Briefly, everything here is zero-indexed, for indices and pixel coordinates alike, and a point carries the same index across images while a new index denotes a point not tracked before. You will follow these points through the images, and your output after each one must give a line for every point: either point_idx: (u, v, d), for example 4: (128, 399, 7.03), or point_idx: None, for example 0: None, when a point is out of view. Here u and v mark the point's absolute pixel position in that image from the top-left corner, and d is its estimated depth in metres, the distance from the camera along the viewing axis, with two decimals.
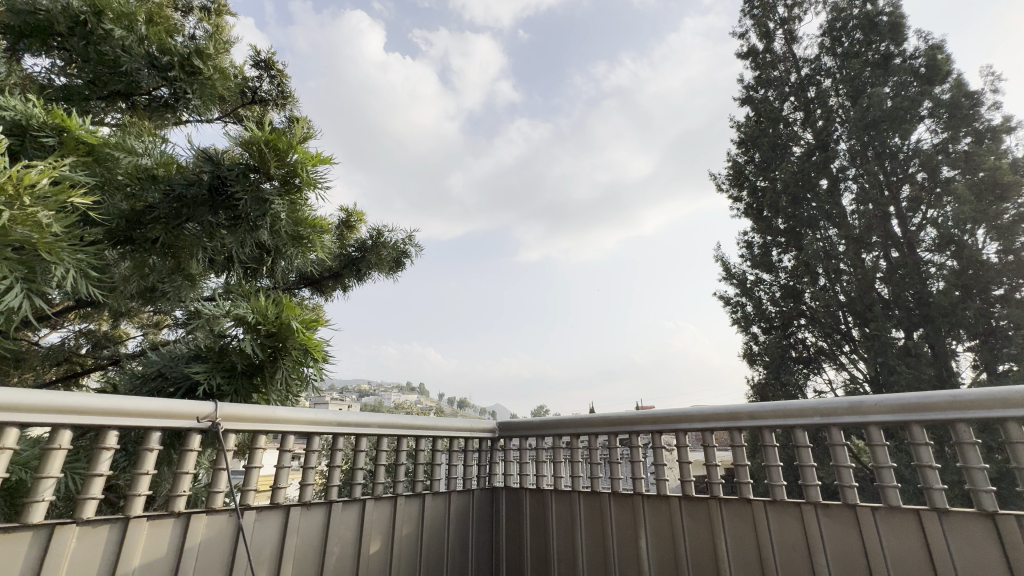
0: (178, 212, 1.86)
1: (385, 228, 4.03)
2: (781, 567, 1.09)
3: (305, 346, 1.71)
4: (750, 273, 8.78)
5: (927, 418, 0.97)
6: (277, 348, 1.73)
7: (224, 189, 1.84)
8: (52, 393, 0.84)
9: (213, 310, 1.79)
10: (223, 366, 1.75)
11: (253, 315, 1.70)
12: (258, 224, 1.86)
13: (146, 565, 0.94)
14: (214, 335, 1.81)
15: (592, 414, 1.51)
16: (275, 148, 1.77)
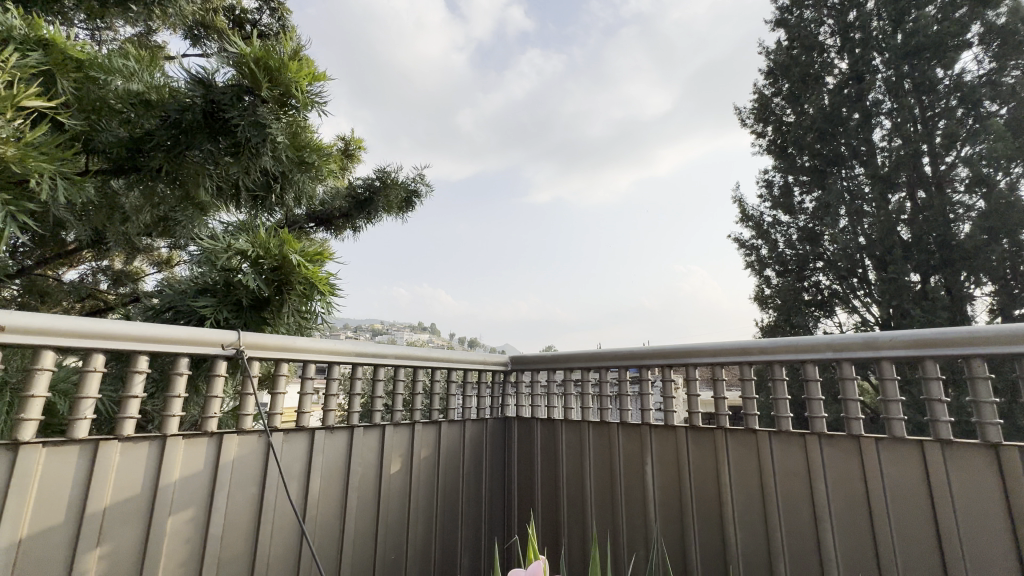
0: (177, 139, 1.84)
1: (391, 168, 3.97)
2: (781, 492, 1.14)
3: (311, 281, 1.75)
4: (768, 214, 8.64)
5: (941, 354, 0.97)
6: (282, 283, 1.77)
7: (219, 115, 1.82)
8: (80, 319, 0.87)
9: (213, 245, 1.78)
10: (229, 302, 1.79)
11: (256, 249, 1.74)
12: (259, 151, 1.86)
13: (186, 479, 1.01)
14: (220, 270, 1.81)
15: (602, 348, 1.54)
16: (265, 66, 1.76)
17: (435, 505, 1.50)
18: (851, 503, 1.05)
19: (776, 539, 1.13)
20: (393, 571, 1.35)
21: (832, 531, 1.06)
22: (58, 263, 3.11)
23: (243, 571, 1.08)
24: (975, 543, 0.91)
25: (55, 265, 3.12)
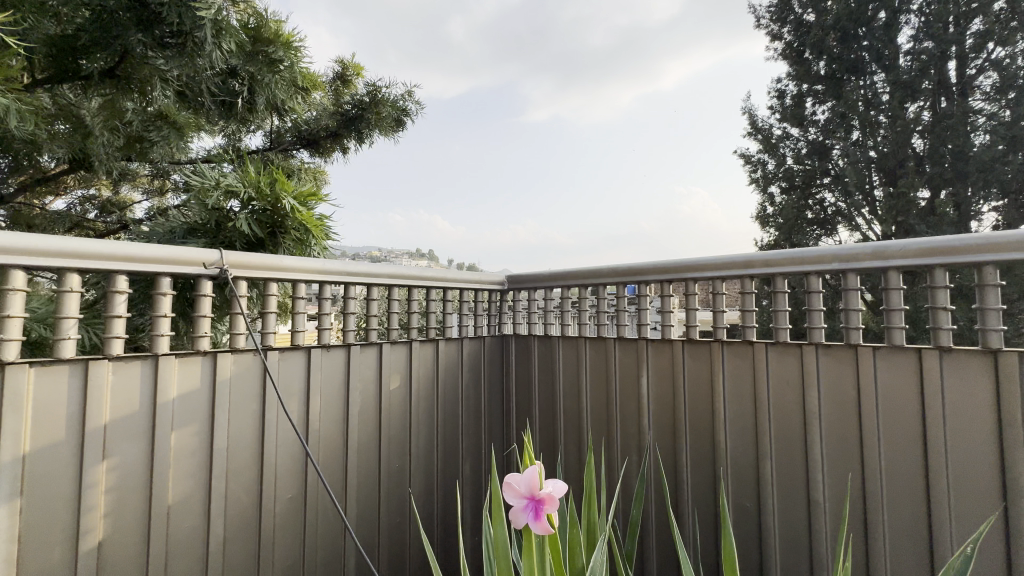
0: (105, 29, 1.66)
1: (382, 83, 3.68)
2: (774, 401, 1.16)
3: (305, 225, 1.68)
4: (778, 127, 8.21)
5: (952, 262, 0.93)
6: (275, 225, 1.68)
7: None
8: (47, 237, 0.82)
9: (201, 180, 1.63)
10: (219, 242, 1.67)
11: (251, 190, 1.62)
12: (200, 40, 1.69)
13: (184, 397, 1.02)
14: (206, 209, 1.66)
15: (600, 265, 1.50)
16: None
17: (436, 418, 1.54)
18: (843, 408, 1.07)
19: (765, 442, 1.16)
20: (398, 477, 1.42)
21: (821, 434, 1.09)
22: (42, 191, 3.01)
23: (253, 480, 1.12)
24: (960, 442, 0.93)
25: (40, 193, 3.02)
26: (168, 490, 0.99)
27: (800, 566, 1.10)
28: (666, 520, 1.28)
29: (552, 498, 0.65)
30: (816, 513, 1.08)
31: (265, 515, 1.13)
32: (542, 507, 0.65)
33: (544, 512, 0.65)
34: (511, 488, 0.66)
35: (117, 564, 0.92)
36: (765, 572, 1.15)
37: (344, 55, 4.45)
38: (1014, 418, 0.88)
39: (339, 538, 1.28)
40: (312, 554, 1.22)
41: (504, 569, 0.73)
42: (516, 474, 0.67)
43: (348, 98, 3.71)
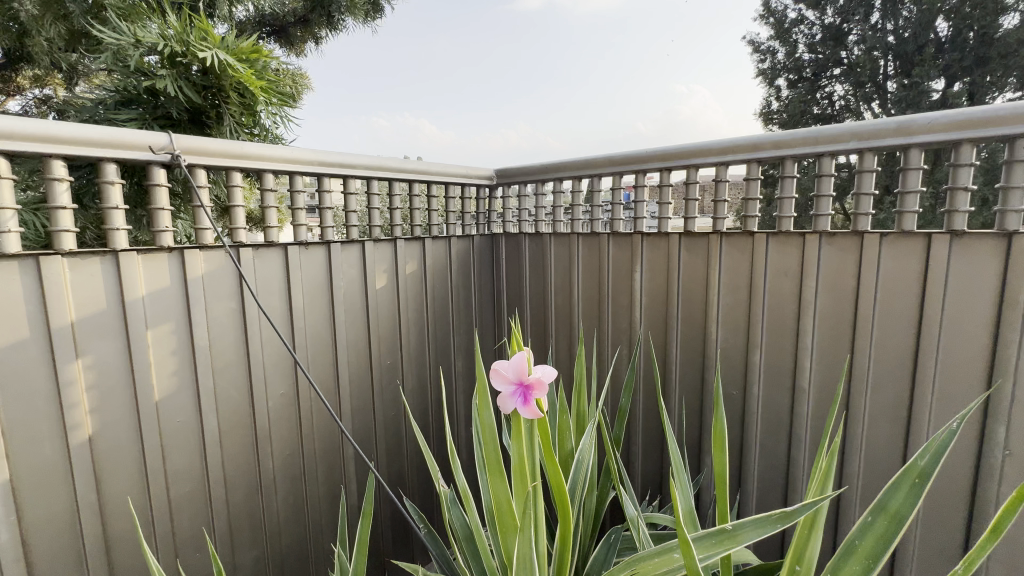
0: None
1: None
2: (769, 293, 1.13)
3: (244, 86, 1.60)
4: (792, 10, 7.51)
5: (983, 135, 0.84)
6: (212, 88, 1.60)
7: None
8: None
9: (113, 38, 1.49)
10: (157, 112, 1.61)
11: (173, 45, 1.48)
12: None
13: (155, 295, 0.96)
14: (128, 73, 1.55)
15: (595, 154, 1.38)
16: None
17: (426, 319, 1.52)
18: (840, 296, 1.04)
19: (756, 332, 1.16)
20: (390, 374, 1.44)
21: (813, 323, 1.08)
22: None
23: (241, 377, 1.11)
24: (954, 327, 0.92)
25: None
26: (154, 386, 0.97)
27: (779, 445, 1.16)
28: (653, 408, 1.32)
29: (543, 383, 0.63)
30: (800, 397, 1.11)
31: (259, 409, 1.14)
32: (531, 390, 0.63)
33: (534, 397, 0.62)
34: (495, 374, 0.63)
35: (112, 457, 0.93)
36: (745, 450, 1.21)
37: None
38: (1015, 300, 0.85)
39: (335, 433, 1.31)
40: (310, 444, 1.26)
41: (491, 451, 0.73)
42: (502, 361, 0.65)
43: None
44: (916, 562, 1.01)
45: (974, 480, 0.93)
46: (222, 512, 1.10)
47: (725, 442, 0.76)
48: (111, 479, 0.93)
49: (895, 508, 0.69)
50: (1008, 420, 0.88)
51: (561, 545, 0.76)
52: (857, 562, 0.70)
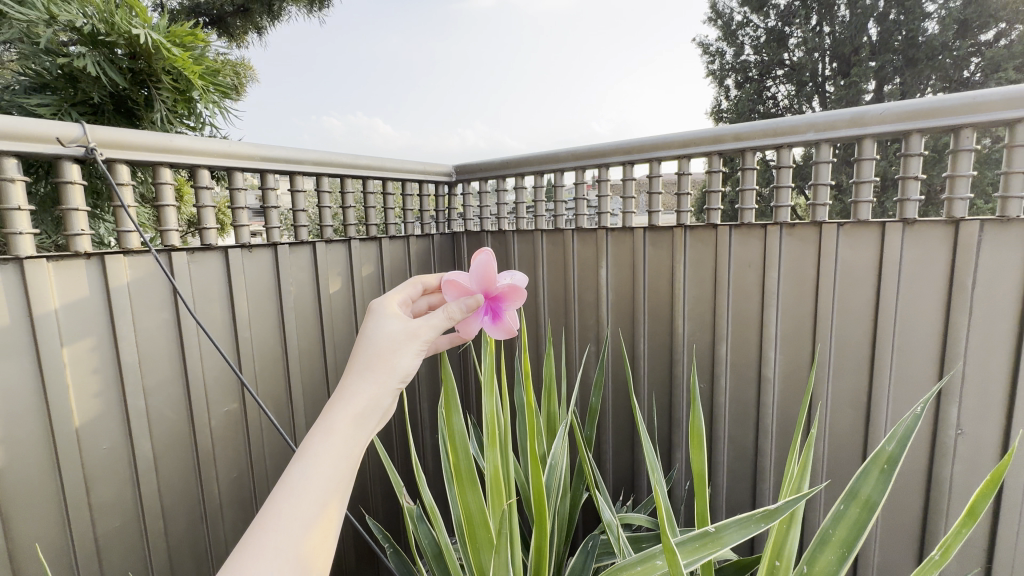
0: None
1: None
2: (733, 287, 1.14)
3: (177, 69, 1.52)
4: (738, 14, 8.20)
5: (934, 125, 0.87)
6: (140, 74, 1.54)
7: None
8: None
9: (24, 15, 1.44)
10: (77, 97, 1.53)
11: (95, 23, 1.41)
12: None
13: (70, 307, 0.85)
14: (40, 52, 1.49)
15: (557, 148, 1.34)
16: None
17: None
18: (800, 287, 1.06)
19: (722, 325, 1.16)
20: None
21: (777, 315, 1.09)
22: None
23: (177, 396, 1.01)
24: (908, 313, 0.95)
25: None
26: (72, 411, 0.86)
27: (746, 436, 1.16)
28: (623, 404, 1.31)
29: (510, 293, 0.68)
30: (766, 388, 1.12)
31: (199, 430, 1.04)
32: (502, 303, 0.68)
33: (503, 311, 0.68)
34: (456, 288, 0.69)
35: (21, 494, 0.81)
36: (714, 443, 1.21)
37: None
38: (963, 285, 0.89)
39: (287, 451, 1.22)
40: (260, 465, 1.16)
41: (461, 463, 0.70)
42: (463, 279, 0.69)
43: None
44: (879, 545, 1.04)
45: (929, 460, 0.96)
46: (160, 545, 0.99)
47: (703, 440, 0.75)
48: (20, 519, 0.81)
49: (865, 496, 0.68)
50: (960, 401, 0.91)
51: (537, 556, 0.73)
52: (832, 552, 0.69)
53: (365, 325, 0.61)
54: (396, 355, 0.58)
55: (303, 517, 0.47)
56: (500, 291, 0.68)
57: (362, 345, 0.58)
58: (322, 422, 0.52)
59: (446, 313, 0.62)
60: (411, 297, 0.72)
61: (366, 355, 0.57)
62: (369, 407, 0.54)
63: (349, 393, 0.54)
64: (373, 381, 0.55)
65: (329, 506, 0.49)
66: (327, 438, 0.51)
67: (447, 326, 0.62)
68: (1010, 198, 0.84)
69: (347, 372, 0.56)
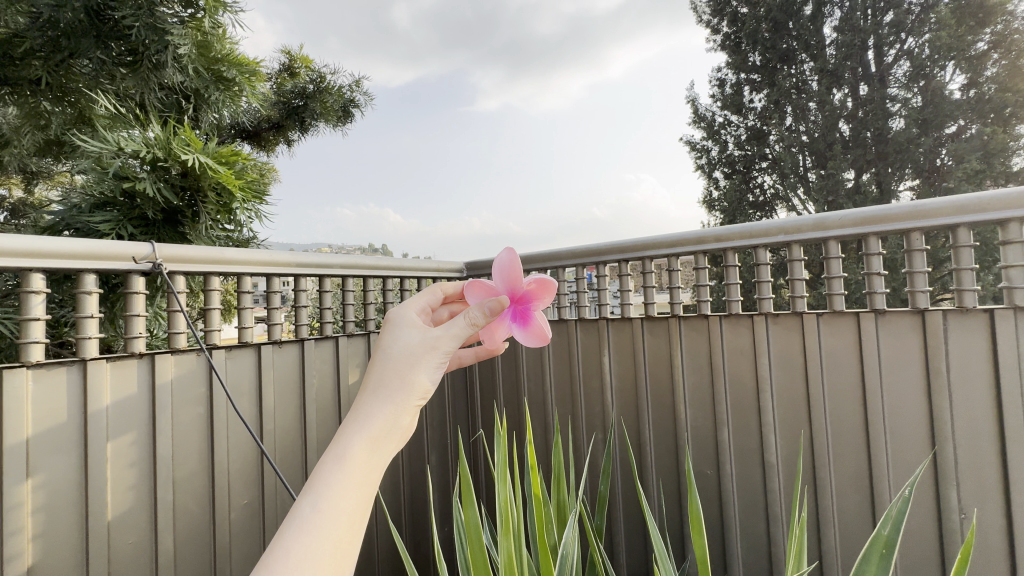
0: (56, 42, 2.22)
1: (328, 74, 3.94)
2: (729, 372, 1.21)
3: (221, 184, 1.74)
4: (719, 115, 9.01)
5: (885, 229, 1.00)
6: (191, 191, 1.76)
7: (105, 14, 2.19)
8: None
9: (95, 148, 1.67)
10: (132, 215, 1.74)
11: (157, 151, 1.66)
12: (161, 62, 2.23)
13: (120, 403, 0.94)
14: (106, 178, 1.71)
15: (559, 247, 1.50)
16: None
17: None
18: (790, 371, 1.13)
19: (722, 410, 1.21)
20: None
21: (772, 400, 1.15)
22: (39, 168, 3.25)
23: (203, 487, 1.05)
24: (893, 395, 1.01)
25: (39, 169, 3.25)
26: (107, 504, 0.90)
27: (758, 524, 1.16)
28: (632, 491, 1.32)
29: (538, 291, 0.76)
30: (771, 473, 1.14)
31: (219, 522, 1.07)
32: (533, 302, 0.77)
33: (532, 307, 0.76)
34: (490, 290, 0.75)
35: None
36: (726, 532, 1.21)
37: (290, 44, 4.01)
38: (938, 369, 0.96)
39: None
40: None
41: (477, 554, 0.73)
42: (491, 282, 0.75)
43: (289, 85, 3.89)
44: None
45: (940, 547, 0.96)
46: None
47: (702, 525, 0.78)
48: None
49: None
50: (957, 483, 0.94)
51: None
52: None
53: (381, 341, 0.60)
54: (414, 370, 0.56)
55: (314, 547, 0.42)
56: (533, 290, 0.75)
57: (379, 362, 0.56)
58: (336, 446, 0.49)
59: (468, 320, 0.61)
60: (431, 304, 0.75)
61: (382, 372, 0.55)
62: (388, 424, 0.52)
63: (365, 413, 0.51)
64: (390, 400, 0.53)
65: (343, 536, 0.44)
66: (342, 462, 0.47)
67: (469, 334, 0.62)
68: (964, 290, 0.95)
69: (364, 391, 0.54)
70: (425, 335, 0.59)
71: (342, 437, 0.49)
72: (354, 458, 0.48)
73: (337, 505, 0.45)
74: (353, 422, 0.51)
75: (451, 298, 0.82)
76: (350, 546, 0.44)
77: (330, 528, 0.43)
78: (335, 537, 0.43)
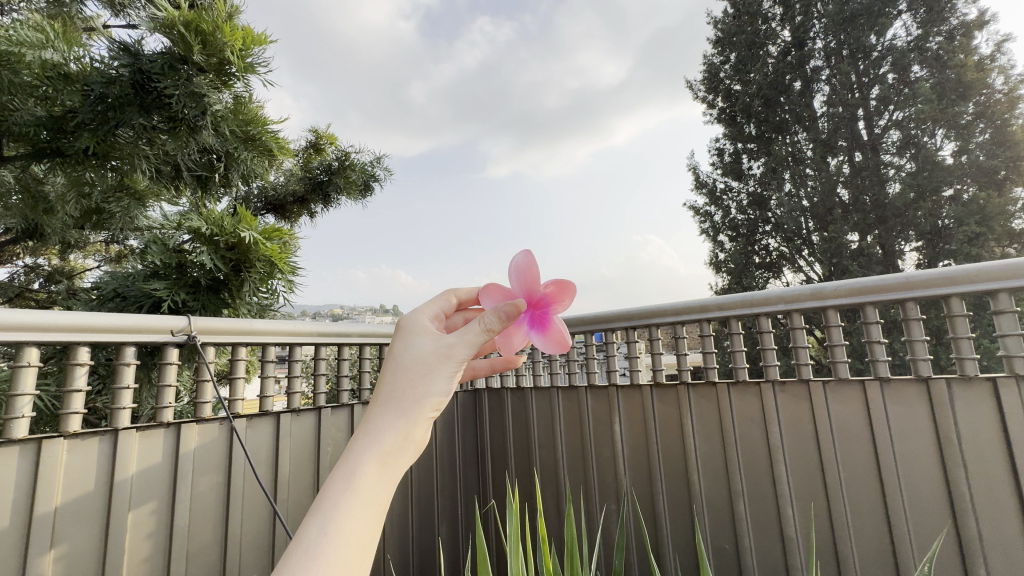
0: (104, 114, 2.28)
1: (352, 150, 4.25)
2: (741, 440, 1.21)
3: (268, 257, 2.05)
4: (720, 181, 9.39)
5: (880, 299, 1.05)
6: (239, 261, 2.07)
7: (149, 85, 2.28)
8: (30, 310, 0.81)
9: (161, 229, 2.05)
10: (185, 284, 2.06)
11: (212, 228, 1.99)
12: (198, 124, 2.35)
13: (144, 472, 0.97)
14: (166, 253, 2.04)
15: (567, 315, 1.57)
16: (196, 28, 2.20)
17: (410, 480, 1.47)
18: (801, 439, 1.13)
19: (737, 479, 1.20)
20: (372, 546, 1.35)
21: (786, 467, 1.14)
22: (76, 237, 3.43)
23: (214, 561, 1.05)
24: (908, 465, 1.00)
25: (77, 236, 3.44)
26: None
27: None
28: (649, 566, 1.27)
29: (558, 295, 0.81)
30: (792, 546, 1.11)
31: None
32: (552, 306, 0.81)
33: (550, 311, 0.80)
34: (510, 293, 0.77)
35: None
36: None
37: (318, 123, 4.58)
38: (949, 437, 0.96)
39: None
40: None
41: None
42: (506, 285, 0.77)
43: (315, 163, 4.27)
44: None
45: None
46: None
47: None
48: None
49: None
50: (985, 559, 0.91)
51: None
52: None
53: (393, 349, 0.61)
54: (426, 383, 0.57)
55: (327, 559, 0.42)
56: (552, 293, 0.80)
57: (390, 372, 0.57)
58: (347, 461, 0.49)
59: (481, 323, 0.62)
60: (444, 311, 0.77)
61: (394, 383, 0.56)
62: (398, 438, 0.52)
63: (377, 425, 0.52)
64: (402, 413, 0.54)
65: (354, 550, 0.44)
66: (351, 480, 0.48)
67: (483, 338, 0.62)
68: (964, 358, 0.97)
69: (375, 403, 0.55)
70: (436, 343, 0.61)
71: (351, 451, 0.50)
72: (363, 474, 0.49)
73: (345, 523, 0.45)
74: (362, 437, 0.51)
75: (466, 305, 0.84)
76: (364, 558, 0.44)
77: (339, 543, 0.43)
78: (346, 551, 0.43)
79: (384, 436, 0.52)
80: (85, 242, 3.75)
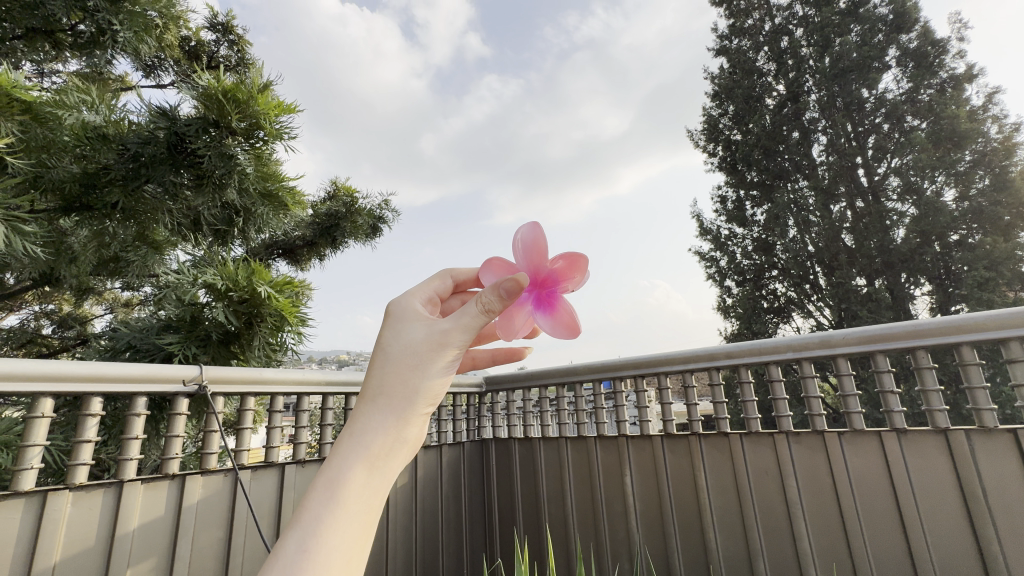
0: (136, 171, 2.40)
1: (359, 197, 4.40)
2: (756, 494, 1.17)
3: (278, 310, 2.07)
4: (725, 227, 9.49)
5: (891, 347, 1.05)
6: (252, 314, 2.08)
7: (182, 145, 2.40)
8: (47, 362, 0.82)
9: (179, 282, 2.04)
10: (196, 337, 2.08)
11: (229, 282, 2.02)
12: (224, 180, 2.44)
13: (146, 527, 0.95)
14: (183, 305, 2.06)
15: (575, 363, 1.56)
16: (233, 98, 2.35)
17: (415, 538, 1.42)
18: (819, 495, 1.09)
19: (755, 537, 1.15)
20: None
21: (804, 522, 1.10)
22: (94, 281, 3.52)
23: None
24: (934, 524, 0.96)
25: (95, 281, 3.53)
26: None
27: None
28: None
29: (565, 272, 0.85)
30: None
31: None
32: (561, 283, 0.85)
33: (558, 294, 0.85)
34: (513, 268, 0.84)
35: None
36: None
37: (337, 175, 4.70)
38: (975, 493, 0.93)
39: None
40: None
41: None
42: (512, 261, 0.84)
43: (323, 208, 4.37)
44: None
45: None
46: None
47: None
48: None
49: None
50: None
51: None
52: None
53: (382, 338, 0.61)
54: (418, 377, 0.57)
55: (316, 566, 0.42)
56: (561, 268, 0.85)
57: (380, 364, 0.57)
58: (334, 466, 0.49)
59: (477, 303, 0.62)
60: (442, 290, 0.80)
61: (383, 377, 0.56)
62: (386, 438, 0.52)
63: (365, 426, 0.52)
64: (392, 412, 0.54)
65: (341, 564, 0.44)
66: (339, 487, 0.47)
67: (481, 319, 0.62)
68: (982, 409, 0.95)
69: (363, 402, 0.55)
70: (426, 330, 0.60)
71: (336, 456, 0.49)
72: (350, 484, 0.48)
73: (331, 537, 0.44)
74: (347, 442, 0.51)
75: (461, 290, 0.87)
76: (358, 556, 0.45)
77: (326, 555, 0.43)
78: (333, 564, 0.43)
79: (373, 440, 0.51)
80: (96, 287, 3.78)
